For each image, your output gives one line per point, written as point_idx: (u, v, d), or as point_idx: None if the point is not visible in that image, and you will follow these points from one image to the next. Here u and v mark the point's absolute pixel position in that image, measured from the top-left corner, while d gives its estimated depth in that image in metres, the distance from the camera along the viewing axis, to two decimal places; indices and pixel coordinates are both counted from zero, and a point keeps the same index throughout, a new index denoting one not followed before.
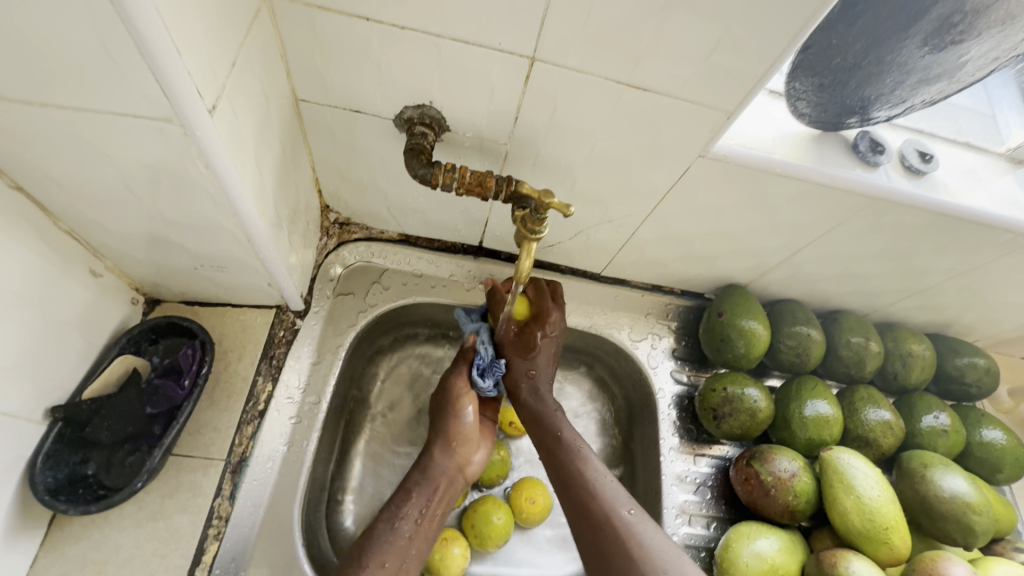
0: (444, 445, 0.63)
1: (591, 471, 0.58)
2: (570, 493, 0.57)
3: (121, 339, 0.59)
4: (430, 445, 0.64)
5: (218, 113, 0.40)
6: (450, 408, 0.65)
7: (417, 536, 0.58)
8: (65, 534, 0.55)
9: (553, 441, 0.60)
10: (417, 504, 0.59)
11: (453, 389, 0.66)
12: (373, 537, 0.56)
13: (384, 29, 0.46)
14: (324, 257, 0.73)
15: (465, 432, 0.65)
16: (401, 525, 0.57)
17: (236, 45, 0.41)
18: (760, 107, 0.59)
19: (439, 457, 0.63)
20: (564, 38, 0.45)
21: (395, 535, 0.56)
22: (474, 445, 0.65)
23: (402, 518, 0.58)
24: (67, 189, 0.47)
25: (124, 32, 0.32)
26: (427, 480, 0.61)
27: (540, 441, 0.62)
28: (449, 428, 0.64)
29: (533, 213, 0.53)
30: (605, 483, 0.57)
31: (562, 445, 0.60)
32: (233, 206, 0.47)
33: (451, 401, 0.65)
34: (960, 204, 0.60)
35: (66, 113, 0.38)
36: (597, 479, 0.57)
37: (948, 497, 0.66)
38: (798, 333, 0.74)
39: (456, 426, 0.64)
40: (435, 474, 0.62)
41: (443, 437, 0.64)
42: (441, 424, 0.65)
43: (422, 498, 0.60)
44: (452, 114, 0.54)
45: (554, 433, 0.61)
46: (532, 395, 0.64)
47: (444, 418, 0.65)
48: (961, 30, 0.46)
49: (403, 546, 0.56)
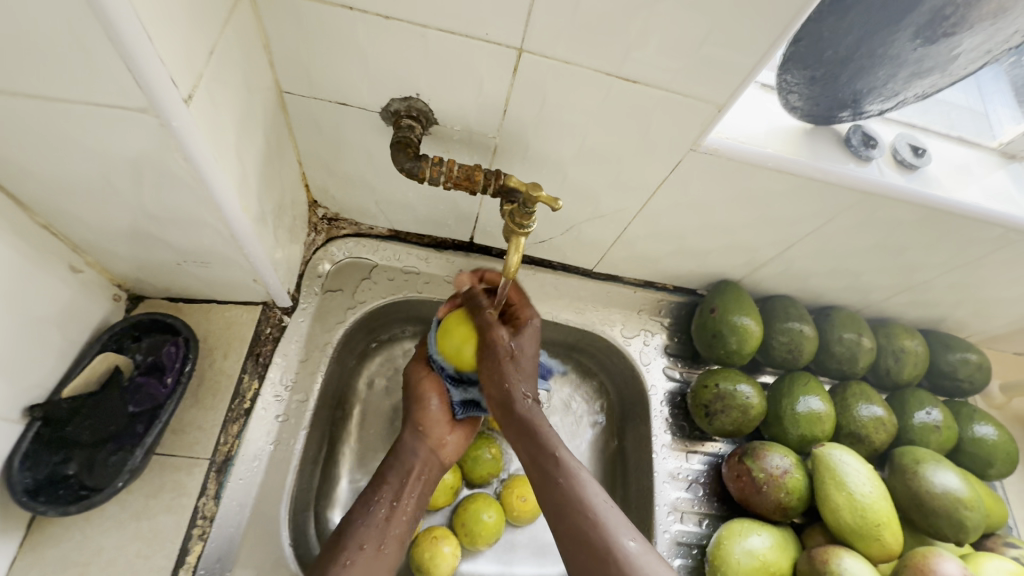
0: (413, 428, 0.64)
1: (577, 477, 0.52)
2: (553, 502, 0.51)
3: (103, 337, 0.58)
4: (399, 433, 0.64)
5: (196, 104, 0.39)
6: (415, 398, 0.66)
7: (394, 518, 0.57)
8: (46, 536, 0.54)
9: (547, 463, 0.54)
10: (391, 487, 0.59)
11: (415, 376, 0.67)
12: (352, 523, 0.55)
13: (369, 19, 0.45)
14: (312, 253, 0.72)
15: (430, 415, 0.64)
16: (376, 508, 0.57)
17: (215, 34, 0.40)
18: (752, 101, 0.58)
19: (410, 441, 0.63)
20: (552, 30, 0.44)
21: (372, 518, 0.56)
22: (445, 429, 0.65)
23: (378, 502, 0.57)
24: (44, 183, 0.46)
25: (93, 18, 0.31)
26: (399, 463, 0.61)
27: (530, 456, 0.55)
28: (414, 414, 0.65)
29: (522, 207, 0.52)
30: (591, 490, 0.51)
31: (556, 465, 0.53)
32: (215, 200, 0.46)
33: (415, 390, 0.66)
34: (952, 199, 0.59)
35: (38, 104, 0.37)
36: (598, 510, 0.50)
37: (940, 493, 0.65)
38: (790, 329, 0.74)
39: (422, 410, 0.64)
40: (407, 457, 0.62)
41: (410, 423, 0.64)
42: (410, 413, 0.65)
43: (396, 479, 0.60)
44: (439, 107, 0.53)
45: (546, 451, 0.54)
46: (526, 406, 0.58)
47: (412, 406, 0.66)
48: (954, 22, 0.46)
49: (379, 528, 0.55)
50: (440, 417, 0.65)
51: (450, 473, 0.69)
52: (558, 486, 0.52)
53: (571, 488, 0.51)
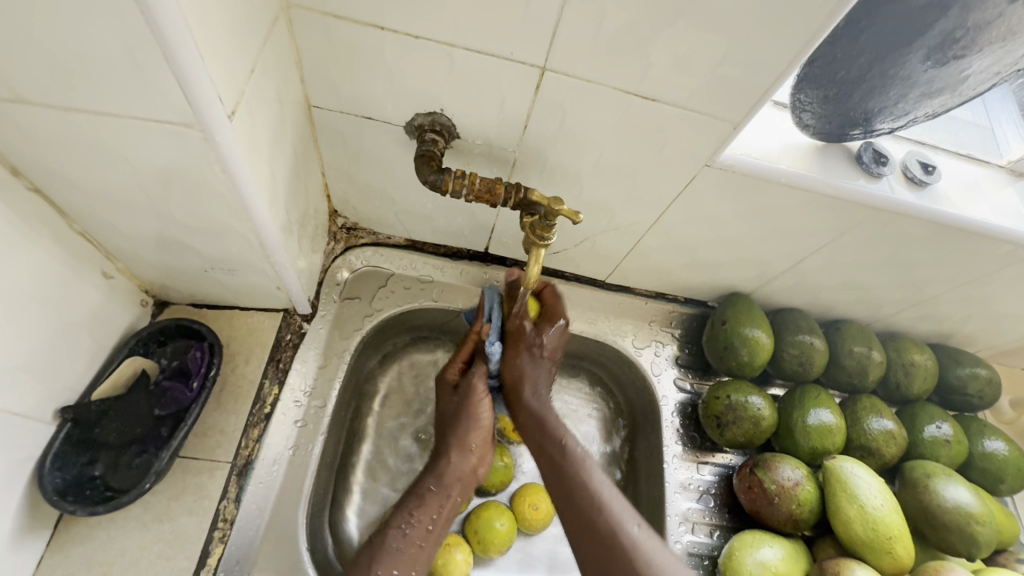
0: (459, 446, 0.62)
1: (583, 463, 0.58)
2: (560, 487, 0.57)
3: (130, 342, 0.60)
4: (446, 449, 0.62)
5: (236, 118, 0.41)
6: (467, 413, 0.63)
7: (427, 543, 0.57)
8: (71, 535, 0.55)
9: (557, 453, 0.59)
10: (428, 510, 0.58)
11: (472, 392, 0.64)
12: (384, 547, 0.55)
13: (398, 38, 0.47)
14: (331, 261, 0.73)
15: (481, 437, 0.63)
16: (411, 532, 0.56)
17: (255, 52, 0.42)
18: (765, 119, 0.60)
19: (455, 462, 0.62)
20: (574, 50, 0.46)
21: (404, 543, 0.55)
22: (487, 448, 0.64)
23: (413, 524, 0.57)
24: (84, 192, 0.47)
25: (149, 39, 0.33)
26: (441, 486, 0.60)
27: (537, 445, 0.61)
28: (462, 430, 0.63)
29: (543, 219, 0.54)
30: (597, 475, 0.57)
31: (563, 451, 0.59)
32: (246, 209, 0.48)
33: (471, 406, 0.64)
34: (962, 216, 0.60)
35: (87, 116, 0.39)
36: (587, 467, 0.58)
37: (951, 507, 0.66)
38: (801, 341, 0.75)
39: (473, 431, 0.63)
40: (449, 480, 0.61)
41: (459, 441, 0.62)
42: (457, 424, 0.63)
43: (435, 501, 0.59)
44: (462, 122, 0.55)
45: (554, 438, 0.60)
46: (536, 397, 0.63)
47: (462, 422, 0.63)
48: (964, 45, 0.47)
49: (413, 556, 0.55)
50: (486, 437, 0.64)
51: None
52: (569, 480, 0.57)
53: (577, 474, 0.57)
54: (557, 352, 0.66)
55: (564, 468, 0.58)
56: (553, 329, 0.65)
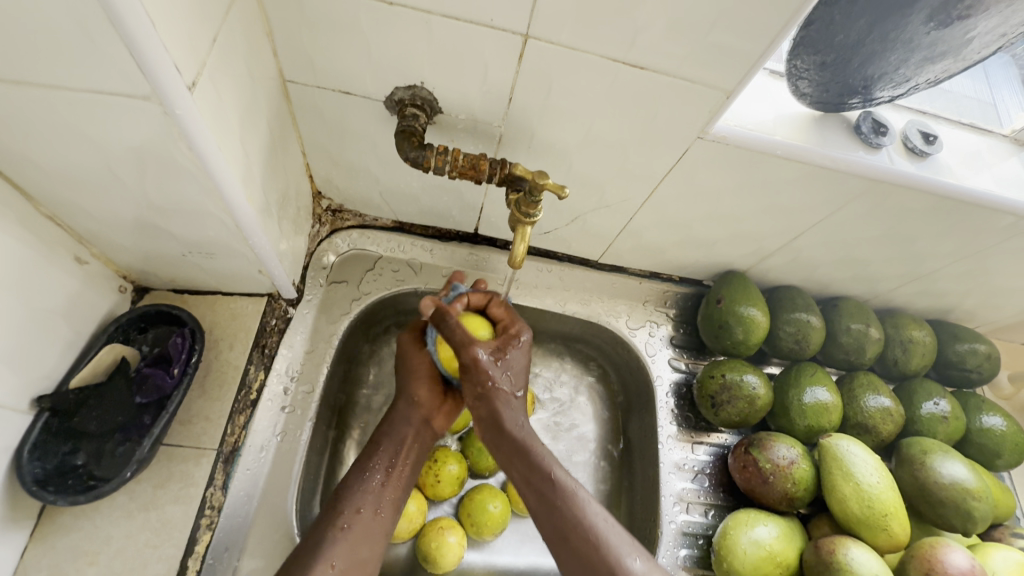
0: (408, 399, 0.63)
1: (576, 498, 0.52)
2: (551, 526, 0.51)
3: (109, 328, 0.58)
4: (393, 400, 0.64)
5: (199, 91, 0.39)
6: (406, 367, 0.64)
7: (389, 484, 0.58)
8: (56, 525, 0.54)
9: (545, 487, 0.53)
10: (385, 455, 0.59)
11: (402, 347, 0.65)
12: (348, 487, 0.56)
13: (372, 6, 0.45)
14: (317, 244, 0.72)
15: (423, 383, 0.63)
16: (371, 475, 0.57)
17: (218, 21, 0.40)
18: (760, 89, 0.57)
19: (403, 410, 0.63)
20: (557, 15, 0.44)
21: (366, 484, 0.57)
22: (440, 400, 0.64)
23: (373, 469, 0.58)
24: (48, 174, 0.46)
25: (93, 3, 0.31)
26: (394, 433, 0.61)
27: (521, 477, 0.55)
28: (407, 382, 0.64)
29: (528, 195, 0.52)
30: (591, 509, 0.52)
31: (551, 487, 0.53)
32: (219, 189, 0.46)
33: (405, 358, 0.65)
34: (964, 186, 0.59)
35: (40, 91, 0.37)
36: (582, 501, 0.52)
37: (947, 483, 0.65)
38: (797, 319, 0.73)
39: (415, 378, 0.64)
40: (400, 428, 0.62)
41: (406, 392, 0.63)
42: (405, 380, 0.64)
43: (390, 448, 0.60)
44: (444, 96, 0.53)
45: (540, 471, 0.54)
46: (519, 427, 0.56)
47: (406, 373, 0.65)
48: (969, 5, 0.45)
49: (376, 492, 0.57)
50: (437, 387, 0.64)
51: (457, 464, 0.69)
52: (563, 516, 0.51)
53: (570, 511, 0.51)
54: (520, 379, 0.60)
55: (553, 502, 0.52)
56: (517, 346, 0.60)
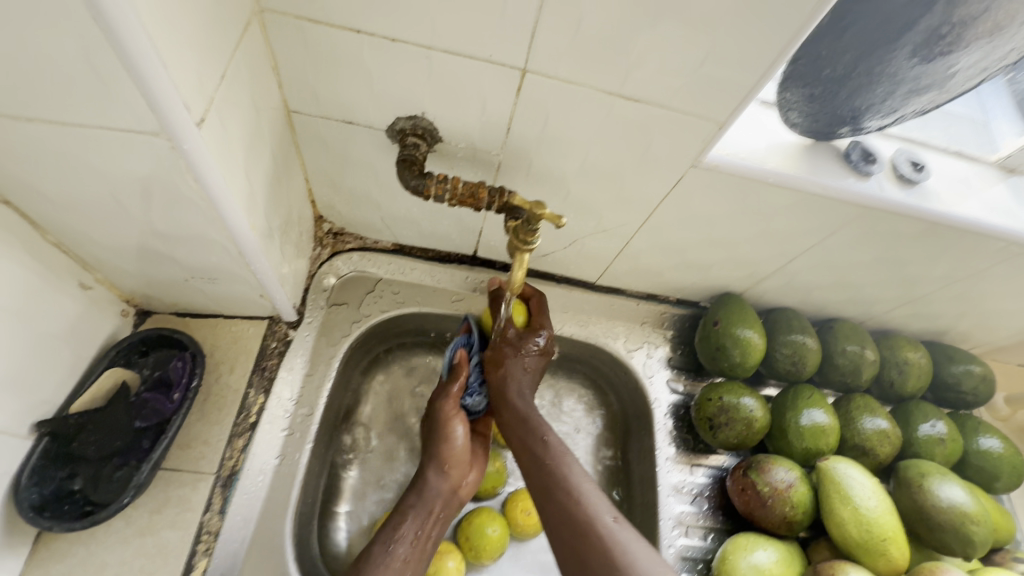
0: (437, 468, 0.61)
1: (563, 457, 0.57)
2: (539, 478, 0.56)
3: (111, 352, 0.59)
4: (424, 467, 0.62)
5: (206, 126, 0.40)
6: (442, 432, 0.63)
7: (412, 559, 0.56)
8: (51, 551, 0.54)
9: (539, 447, 0.58)
10: (412, 526, 0.57)
11: (441, 411, 0.63)
12: (370, 558, 0.54)
13: (375, 42, 0.46)
14: (317, 267, 0.73)
15: (456, 457, 0.62)
16: (396, 547, 0.55)
17: (226, 58, 0.41)
18: (751, 118, 0.59)
19: (435, 479, 0.61)
20: (554, 51, 0.45)
21: (391, 558, 0.54)
22: (466, 468, 0.64)
23: (398, 540, 0.56)
24: (55, 203, 0.46)
25: (107, 47, 0.32)
26: (423, 502, 0.59)
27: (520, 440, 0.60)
28: (440, 448, 0.62)
29: (526, 224, 0.53)
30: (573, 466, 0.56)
31: (545, 448, 0.58)
32: (223, 217, 0.47)
33: (442, 423, 0.63)
34: (953, 213, 0.60)
35: (51, 126, 0.38)
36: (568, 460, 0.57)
37: (946, 507, 0.65)
38: (794, 341, 0.74)
39: (451, 446, 0.62)
40: (430, 497, 0.60)
41: (436, 460, 0.62)
42: (434, 447, 0.62)
43: (417, 521, 0.58)
44: (444, 125, 0.54)
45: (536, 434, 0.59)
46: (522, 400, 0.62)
47: (435, 441, 0.63)
48: (950, 42, 0.46)
49: (399, 571, 0.54)
50: (464, 459, 0.63)
51: None
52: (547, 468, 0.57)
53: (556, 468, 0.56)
54: (534, 374, 0.65)
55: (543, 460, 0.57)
56: (535, 352, 0.64)
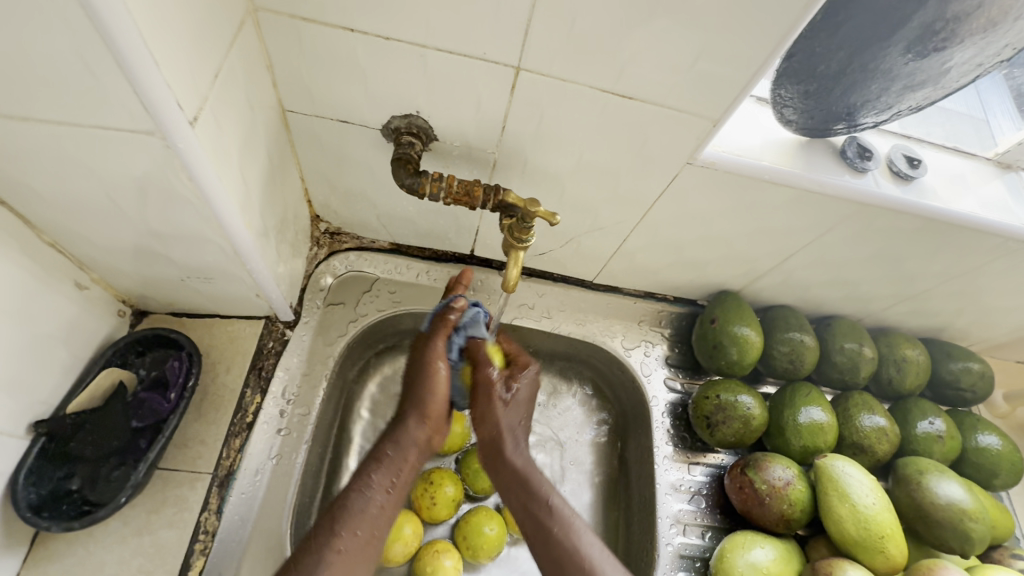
0: (417, 414, 0.57)
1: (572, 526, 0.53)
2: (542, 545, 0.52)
3: (107, 352, 0.59)
4: (403, 412, 0.57)
5: (199, 125, 0.40)
6: (425, 378, 0.58)
7: (388, 506, 0.51)
8: (48, 551, 0.54)
9: (542, 514, 0.54)
10: (387, 473, 0.53)
11: (431, 349, 0.60)
12: (347, 502, 0.50)
13: (369, 41, 0.46)
14: (314, 266, 0.73)
15: (441, 403, 0.58)
16: (374, 494, 0.51)
17: (219, 57, 0.41)
18: (747, 115, 0.59)
19: (412, 424, 0.57)
20: (548, 48, 0.45)
21: (368, 504, 0.50)
22: (445, 418, 0.59)
23: (374, 487, 0.51)
24: (50, 203, 0.47)
25: (99, 46, 0.32)
26: (400, 450, 0.55)
27: (520, 503, 0.55)
28: (421, 394, 0.58)
29: (521, 221, 0.53)
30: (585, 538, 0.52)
31: (551, 515, 0.53)
32: (218, 216, 0.47)
33: (427, 369, 0.59)
34: (950, 209, 0.60)
35: (45, 126, 0.38)
36: (576, 529, 0.53)
37: (944, 504, 0.65)
38: (791, 339, 0.74)
39: (435, 395, 0.58)
40: (406, 446, 0.55)
41: (417, 407, 0.57)
42: (415, 393, 0.58)
43: (393, 468, 0.53)
44: (439, 124, 0.54)
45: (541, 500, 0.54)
46: (518, 453, 0.58)
47: (420, 385, 0.58)
48: (944, 38, 0.46)
49: (374, 518, 0.50)
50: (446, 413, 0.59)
51: (452, 486, 0.69)
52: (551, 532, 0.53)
53: (566, 538, 0.52)
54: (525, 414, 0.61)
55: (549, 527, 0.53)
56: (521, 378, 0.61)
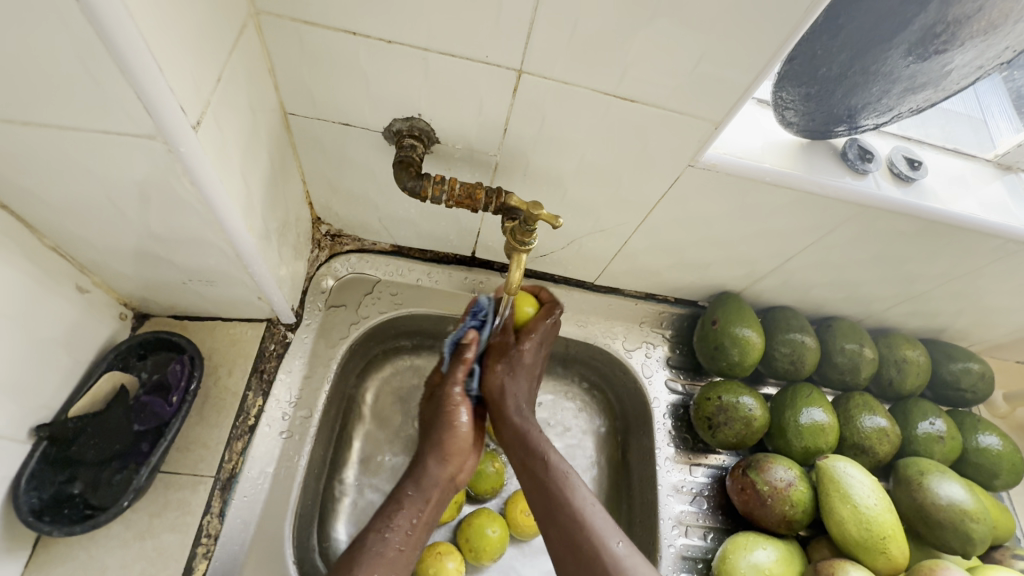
0: (438, 454, 0.60)
1: (568, 480, 0.57)
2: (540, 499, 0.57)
3: (108, 356, 0.59)
4: (423, 454, 0.61)
5: (202, 129, 0.40)
6: (444, 421, 0.62)
7: (408, 546, 0.55)
8: (50, 555, 0.54)
9: (540, 470, 0.58)
10: (407, 514, 0.57)
11: (448, 397, 0.63)
12: (363, 548, 0.53)
13: (372, 44, 0.46)
14: (315, 269, 0.73)
15: (463, 446, 0.61)
16: (391, 536, 0.54)
17: (221, 61, 0.41)
18: (748, 117, 0.59)
19: (432, 467, 0.60)
20: (550, 51, 0.45)
21: (384, 547, 0.53)
22: (466, 453, 0.62)
23: (393, 529, 0.55)
24: (52, 207, 0.47)
25: (103, 52, 0.32)
26: (420, 491, 0.59)
27: (520, 461, 0.60)
28: (439, 436, 0.61)
29: (523, 225, 0.54)
30: (580, 491, 0.56)
31: (546, 469, 0.58)
32: (220, 219, 0.47)
33: (447, 411, 0.62)
34: (950, 211, 0.60)
35: (47, 130, 0.38)
36: (572, 483, 0.57)
37: (945, 505, 0.65)
38: (792, 340, 0.74)
39: (452, 435, 0.61)
40: (427, 486, 0.59)
41: (436, 449, 0.60)
42: (434, 434, 0.62)
43: (412, 508, 0.57)
44: (441, 126, 0.54)
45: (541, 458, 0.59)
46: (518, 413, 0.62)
47: (438, 429, 0.61)
48: (945, 40, 0.46)
49: (394, 559, 0.53)
50: (467, 445, 0.62)
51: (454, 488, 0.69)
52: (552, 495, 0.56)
53: (561, 491, 0.56)
54: (529, 396, 0.64)
55: (546, 482, 0.57)
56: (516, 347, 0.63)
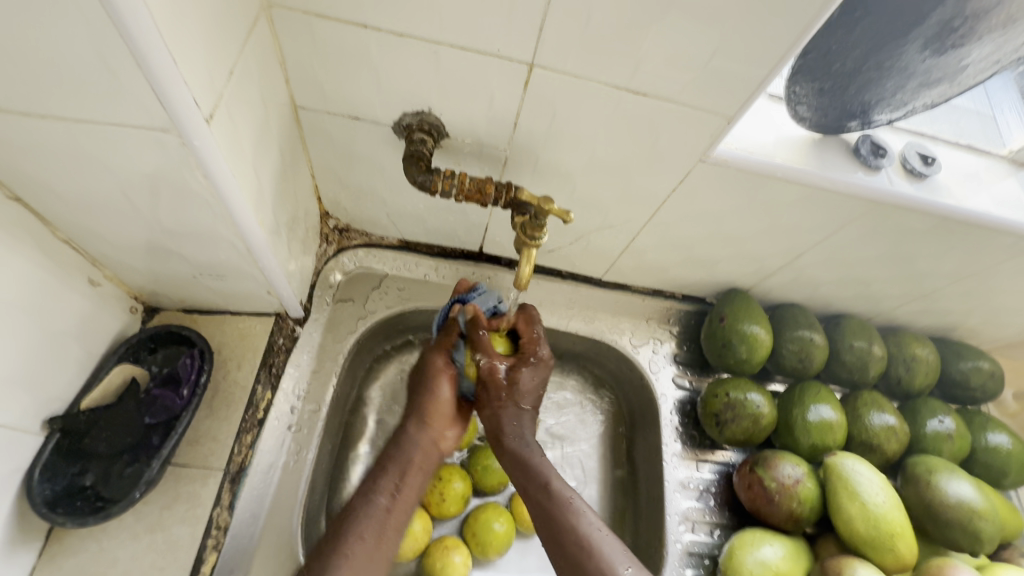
0: (418, 419, 0.62)
1: (571, 506, 0.53)
2: (546, 530, 0.53)
3: (119, 349, 0.59)
4: (404, 421, 0.63)
5: (215, 122, 0.40)
6: (424, 388, 0.63)
7: (395, 509, 0.55)
8: (62, 546, 0.54)
9: (540, 495, 0.55)
10: (391, 477, 0.57)
11: (431, 365, 0.63)
12: (352, 511, 0.54)
13: (383, 37, 0.46)
14: (323, 263, 0.73)
15: (440, 409, 0.63)
16: (379, 499, 0.55)
17: (234, 53, 0.41)
18: (760, 112, 0.58)
19: (412, 430, 0.62)
20: (562, 45, 0.45)
21: (372, 508, 0.54)
22: (447, 423, 0.63)
23: (378, 491, 0.56)
24: (65, 201, 0.47)
25: (119, 43, 0.32)
26: (401, 453, 0.60)
27: (522, 487, 0.57)
28: (419, 404, 0.62)
29: (533, 219, 0.54)
30: (585, 518, 0.52)
31: (548, 496, 0.54)
32: (231, 213, 0.47)
33: (428, 379, 0.63)
34: (963, 207, 0.59)
35: (61, 123, 0.38)
36: (577, 509, 0.53)
37: (954, 503, 0.65)
38: (801, 337, 0.73)
39: (432, 403, 0.62)
40: (408, 447, 0.60)
41: (416, 414, 0.62)
42: (416, 403, 0.63)
43: (397, 468, 0.58)
44: (451, 121, 0.54)
45: (542, 485, 0.55)
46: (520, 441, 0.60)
47: (420, 394, 0.63)
48: (962, 34, 0.46)
49: (380, 518, 0.54)
50: (449, 412, 0.63)
51: (461, 482, 0.69)
52: (558, 523, 0.52)
53: (565, 517, 0.52)
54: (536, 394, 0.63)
55: (549, 510, 0.53)
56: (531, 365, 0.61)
